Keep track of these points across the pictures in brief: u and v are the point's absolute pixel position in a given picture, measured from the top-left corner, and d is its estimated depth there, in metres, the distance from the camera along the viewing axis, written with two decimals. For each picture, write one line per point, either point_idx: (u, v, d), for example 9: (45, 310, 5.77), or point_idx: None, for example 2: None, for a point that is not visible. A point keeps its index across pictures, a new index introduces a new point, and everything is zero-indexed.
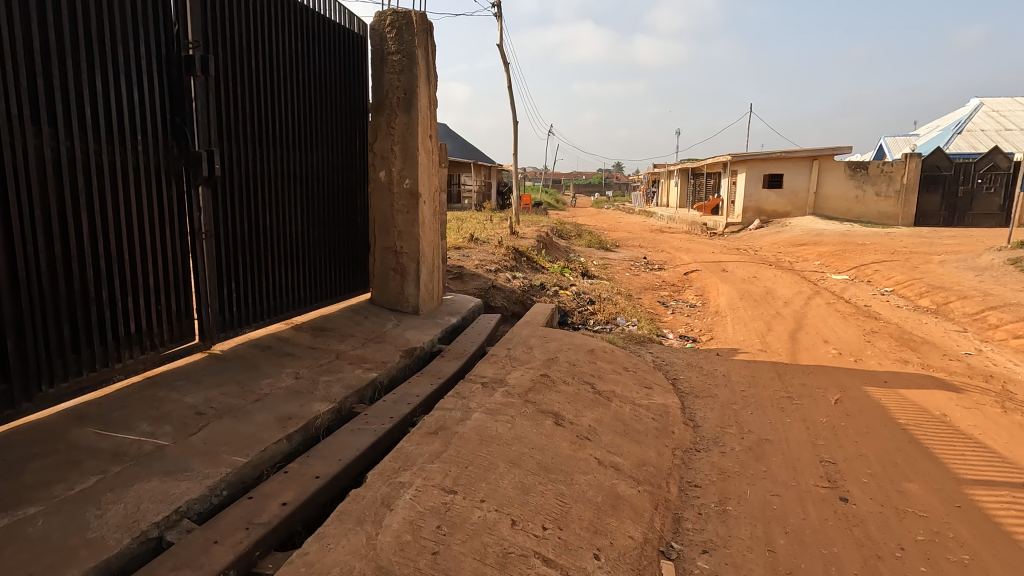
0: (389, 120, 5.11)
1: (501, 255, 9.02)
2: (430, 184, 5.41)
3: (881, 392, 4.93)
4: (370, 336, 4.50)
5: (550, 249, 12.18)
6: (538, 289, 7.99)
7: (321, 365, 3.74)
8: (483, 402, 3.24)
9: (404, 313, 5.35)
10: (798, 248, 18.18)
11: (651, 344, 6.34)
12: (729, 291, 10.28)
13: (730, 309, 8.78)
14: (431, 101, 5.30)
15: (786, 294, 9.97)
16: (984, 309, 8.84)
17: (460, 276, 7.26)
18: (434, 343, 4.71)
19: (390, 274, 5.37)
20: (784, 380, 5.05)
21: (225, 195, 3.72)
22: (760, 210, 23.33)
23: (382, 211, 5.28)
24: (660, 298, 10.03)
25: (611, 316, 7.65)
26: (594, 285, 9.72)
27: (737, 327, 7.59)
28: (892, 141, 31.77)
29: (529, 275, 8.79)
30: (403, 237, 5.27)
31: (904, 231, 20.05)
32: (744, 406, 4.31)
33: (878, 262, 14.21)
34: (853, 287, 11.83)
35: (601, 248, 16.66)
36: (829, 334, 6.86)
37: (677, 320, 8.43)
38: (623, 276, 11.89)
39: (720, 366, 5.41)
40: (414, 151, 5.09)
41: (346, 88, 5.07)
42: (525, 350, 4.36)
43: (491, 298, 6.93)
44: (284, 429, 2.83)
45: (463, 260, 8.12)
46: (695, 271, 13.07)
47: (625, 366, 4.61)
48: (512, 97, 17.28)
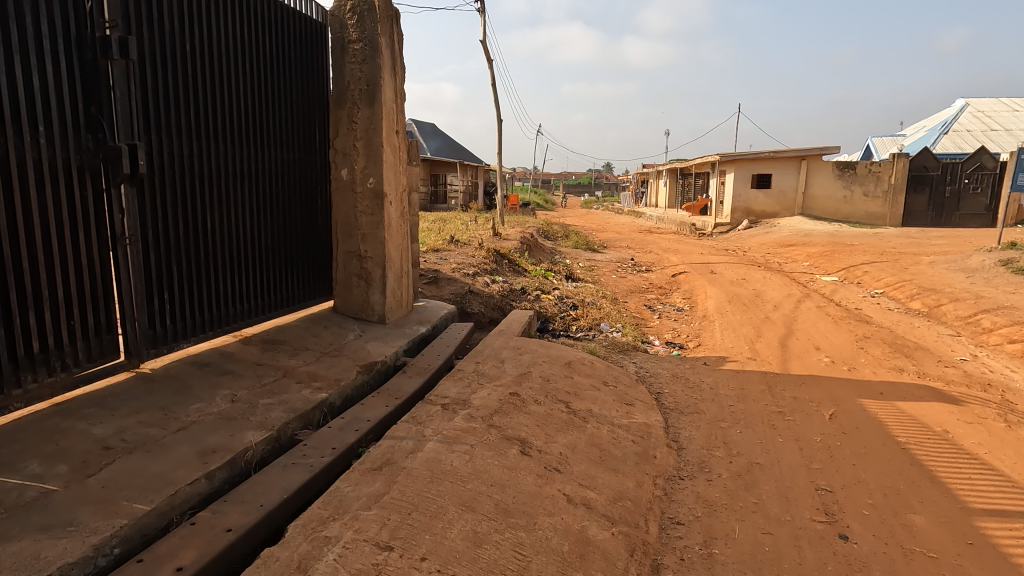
0: (351, 114, 4.74)
1: (481, 258, 8.65)
2: (397, 183, 5.05)
3: (878, 405, 4.63)
4: (326, 350, 4.12)
5: (534, 250, 11.84)
6: (518, 294, 7.64)
7: (265, 385, 3.35)
8: (440, 429, 2.87)
9: (369, 321, 4.98)
10: (786, 249, 17.99)
11: (635, 353, 6.01)
12: (717, 293, 9.99)
13: (718, 313, 8.49)
14: (396, 93, 4.95)
15: (776, 296, 9.70)
16: (977, 312, 8.63)
17: (435, 281, 6.89)
18: (398, 356, 4.34)
19: (354, 280, 4.99)
20: (774, 392, 4.73)
21: (155, 194, 3.33)
22: (748, 210, 23.20)
23: (345, 213, 4.91)
24: (647, 302, 9.72)
25: (594, 322, 7.31)
26: (579, 289, 9.38)
27: (725, 333, 7.28)
28: (880, 141, 31.82)
29: (510, 278, 8.45)
30: (367, 240, 4.90)
31: (892, 231, 19.95)
32: (733, 424, 3.98)
33: (867, 263, 14.03)
34: (843, 288, 11.62)
35: (588, 250, 16.34)
36: (820, 340, 6.58)
37: (663, 325, 8.12)
38: (609, 278, 11.58)
39: (707, 377, 5.08)
40: (378, 148, 4.73)
41: (304, 78, 4.69)
42: (495, 364, 4.00)
43: (467, 304, 6.57)
44: (204, 466, 2.44)
45: (439, 263, 7.76)
46: (683, 273, 12.78)
47: (605, 380, 4.27)
48: (497, 96, 16.92)
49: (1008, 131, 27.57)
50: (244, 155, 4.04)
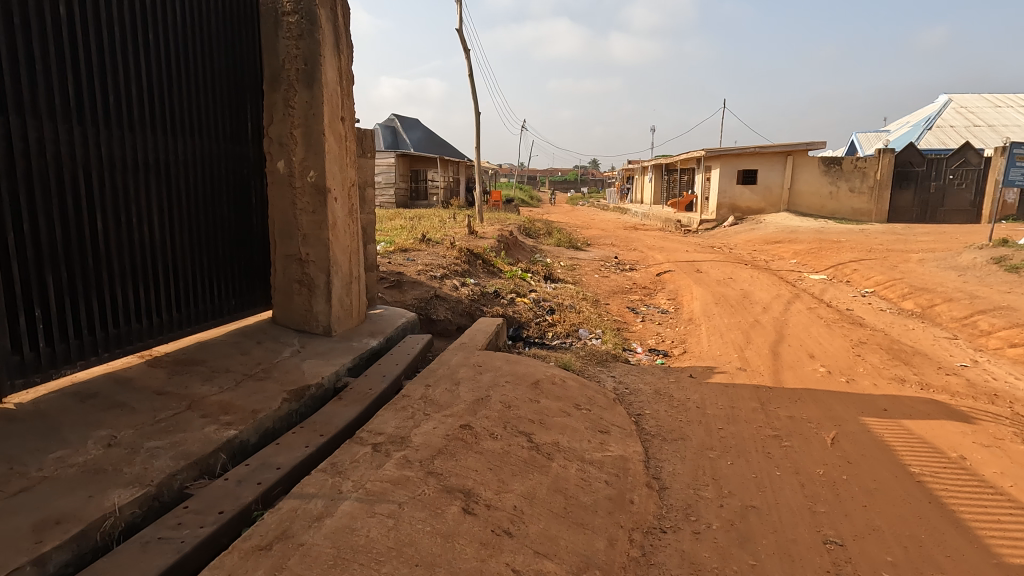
0: (287, 98, 4.14)
1: (452, 258, 8.07)
2: (344, 176, 4.46)
3: (883, 424, 4.15)
4: (251, 371, 3.52)
5: (512, 249, 11.28)
6: (491, 297, 7.09)
7: (159, 421, 2.76)
8: (363, 481, 2.30)
9: (313, 334, 4.40)
10: (773, 246, 17.65)
11: (615, 363, 5.49)
12: (703, 294, 9.52)
13: (705, 316, 8.00)
14: (342, 75, 4.35)
15: (764, 297, 9.24)
16: (973, 313, 8.24)
17: (398, 284, 6.32)
18: (338, 376, 3.76)
19: (294, 287, 4.39)
20: (768, 411, 4.23)
21: (15, 189, 2.72)
22: (734, 206, 22.87)
23: (283, 211, 4.31)
24: (630, 303, 9.22)
25: (573, 328, 6.78)
26: (558, 290, 8.84)
27: (712, 338, 6.79)
28: (864, 136, 31.73)
29: (484, 280, 7.89)
30: (308, 241, 4.31)
31: (879, 227, 19.70)
32: (724, 453, 3.46)
33: (856, 260, 13.68)
34: (832, 288, 11.22)
35: (571, 248, 15.82)
36: (814, 347, 6.10)
37: (647, 330, 7.61)
38: (590, 278, 11.07)
39: (694, 393, 4.56)
40: (320, 137, 4.15)
41: (230, 56, 4.08)
42: (448, 386, 3.44)
43: (432, 311, 6.02)
44: (36, 547, 1.85)
45: (404, 265, 7.18)
46: (668, 272, 12.30)
47: (577, 402, 3.73)
48: (475, 88, 16.27)
49: (990, 127, 27.57)
50: (150, 143, 3.43)
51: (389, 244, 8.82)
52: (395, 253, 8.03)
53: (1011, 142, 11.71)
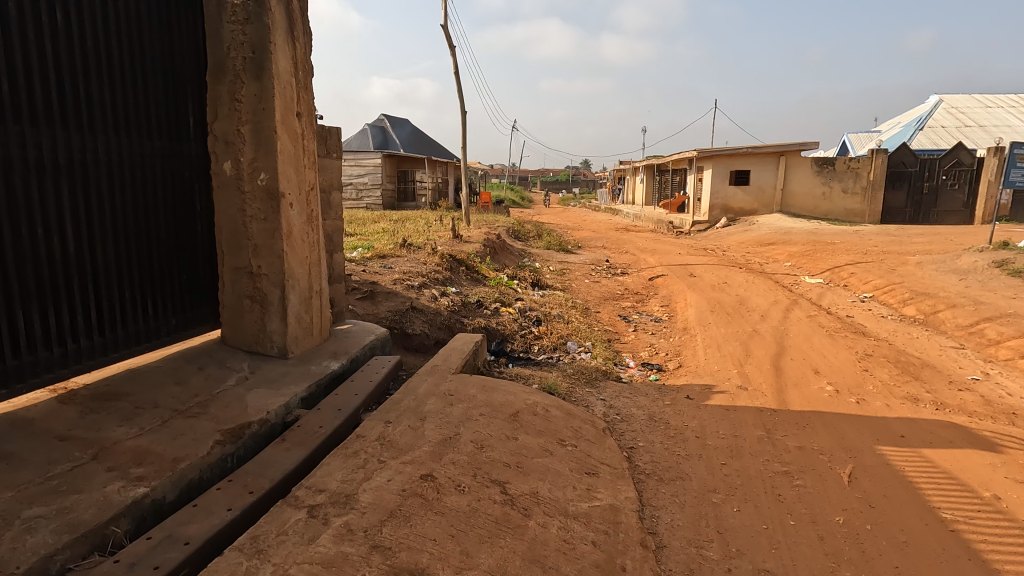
0: (233, 90, 3.66)
1: (432, 265, 7.60)
2: (301, 179, 3.97)
3: (902, 455, 3.72)
4: (184, 406, 3.04)
5: (499, 253, 10.81)
6: (473, 307, 6.64)
7: (51, 479, 2.27)
8: (287, 565, 1.84)
9: (266, 357, 3.92)
10: (767, 248, 17.31)
11: (605, 382, 5.04)
12: (698, 301, 9.10)
13: (700, 325, 7.58)
14: (299, 65, 3.87)
15: (762, 304, 8.84)
16: (979, 320, 7.88)
17: (371, 295, 5.86)
18: (288, 408, 3.28)
19: (245, 303, 3.91)
20: (775, 440, 3.79)
21: None
22: (727, 208, 22.55)
23: (230, 218, 3.82)
24: (622, 311, 8.77)
25: (561, 341, 6.33)
26: (546, 298, 8.38)
27: (709, 351, 6.37)
28: (855, 136, 31.58)
29: (467, 288, 7.43)
30: (259, 252, 3.83)
31: (872, 229, 19.42)
32: (729, 498, 3.03)
33: (852, 263, 13.35)
34: (829, 292, 10.86)
35: (561, 251, 15.38)
36: (818, 361, 5.69)
37: (640, 341, 7.18)
38: (580, 283, 10.63)
39: (692, 419, 4.12)
40: (271, 135, 3.67)
41: (168, 42, 3.59)
42: (411, 423, 2.97)
43: (407, 325, 5.58)
44: None
45: (380, 273, 6.72)
46: (661, 276, 11.87)
47: (562, 436, 3.28)
48: (461, 87, 15.78)
49: (981, 127, 27.47)
50: (58, 142, 2.94)
51: (366, 250, 8.33)
52: (372, 260, 7.56)
53: (1011, 142, 11.40)
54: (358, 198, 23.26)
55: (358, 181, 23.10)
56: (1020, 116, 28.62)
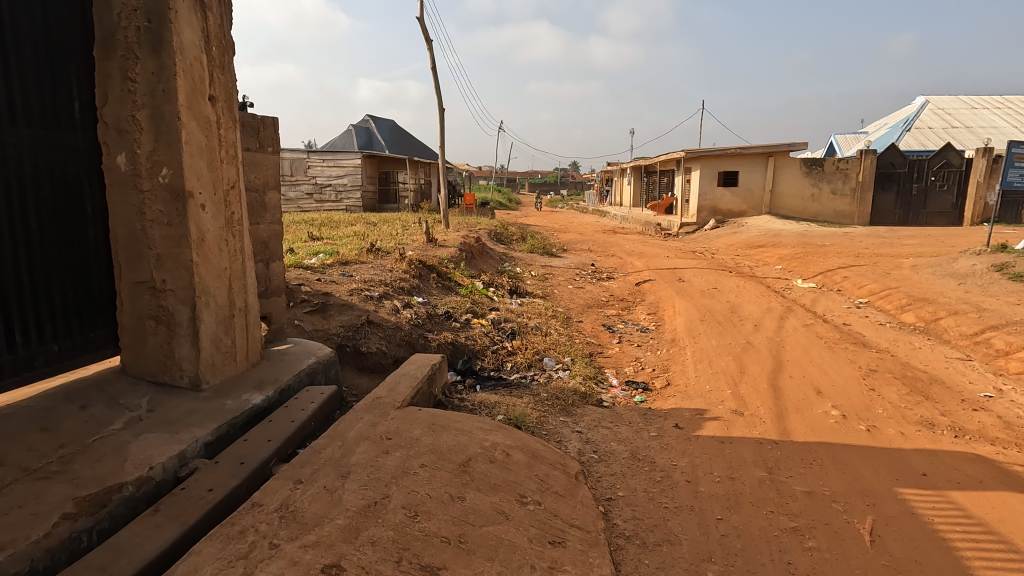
0: (126, 67, 3.01)
1: (399, 272, 6.97)
2: (218, 176, 3.33)
3: (928, 500, 3.16)
4: (39, 464, 2.39)
5: (476, 258, 10.17)
6: (440, 319, 6.01)
7: None
8: None
9: (174, 388, 3.28)
10: (756, 251, 16.87)
11: (583, 408, 4.43)
12: (687, 308, 8.56)
13: (690, 336, 7.01)
14: (212, 38, 3.23)
15: (754, 311, 8.31)
16: (984, 329, 7.40)
17: (322, 308, 5.22)
18: (182, 459, 2.63)
19: (147, 324, 3.25)
20: (779, 483, 3.21)
21: None
22: (715, 209, 22.11)
23: (128, 223, 3.17)
24: (606, 320, 8.19)
25: (537, 357, 5.71)
26: (524, 307, 7.76)
27: (700, 366, 5.79)
28: (842, 137, 31.39)
29: (436, 297, 6.80)
30: (163, 263, 3.18)
31: (862, 231, 19.08)
32: (728, 571, 2.44)
33: (845, 266, 12.91)
34: (823, 298, 10.38)
35: (545, 254, 14.79)
36: (819, 380, 5.13)
37: (624, 354, 6.59)
38: (563, 290, 10.05)
39: (681, 456, 3.52)
40: (173, 121, 3.03)
41: (43, 8, 2.92)
42: (328, 483, 2.34)
43: (361, 343, 4.95)
44: None
45: (337, 281, 6.07)
46: (649, 282, 11.32)
47: (523, 490, 2.66)
48: (440, 84, 15.17)
49: (968, 129, 27.36)
50: None
51: (329, 255, 7.68)
52: (332, 266, 6.91)
53: (1009, 142, 11.00)
54: (337, 200, 22.50)
55: (337, 182, 22.35)
56: (1005, 117, 28.57)
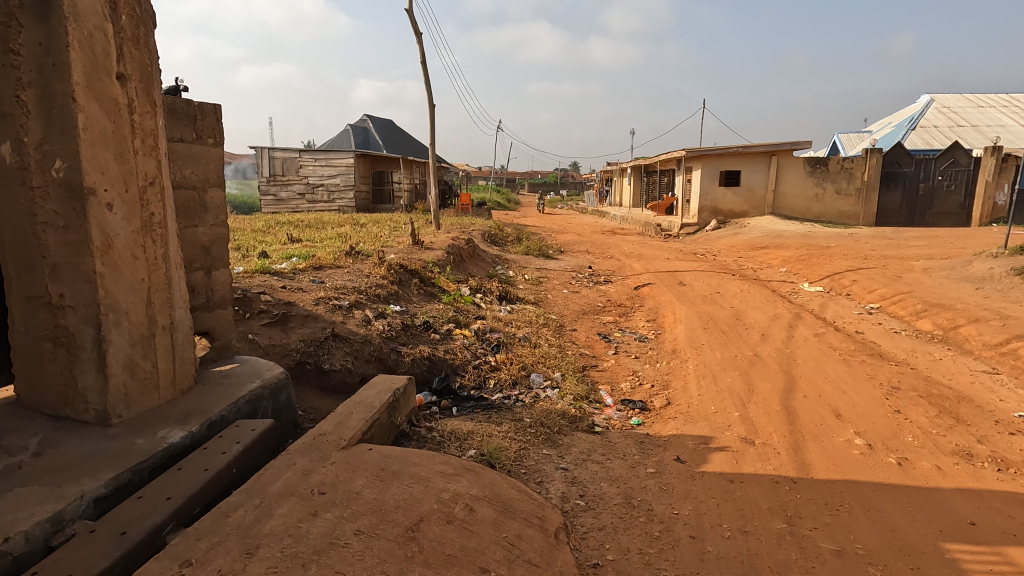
0: (7, 37, 2.48)
1: (377, 278, 6.42)
2: (131, 169, 2.79)
3: (981, 561, 2.61)
4: None
5: (466, 261, 9.61)
6: (418, 330, 5.46)
7: None
8: None
9: (77, 424, 2.74)
10: (759, 253, 16.32)
11: (572, 435, 3.89)
12: (688, 315, 8.01)
13: (692, 346, 6.46)
14: (121, 5, 2.70)
15: (761, 319, 7.76)
16: (1010, 338, 6.85)
17: (282, 319, 4.68)
18: (58, 523, 2.10)
19: (44, 348, 2.71)
20: (801, 539, 2.66)
21: None
22: (716, 209, 21.54)
23: (17, 227, 2.64)
24: (602, 328, 7.63)
25: (523, 373, 5.16)
26: (514, 315, 7.19)
27: (704, 383, 5.24)
28: (846, 137, 30.83)
29: (416, 305, 6.24)
30: (60, 274, 2.64)
31: (868, 232, 18.53)
32: None
33: (853, 269, 12.35)
34: (832, 304, 9.85)
35: (541, 256, 14.24)
36: (837, 402, 4.59)
37: (621, 367, 6.04)
38: (557, 294, 9.50)
39: (683, 501, 2.98)
40: (66, 103, 2.50)
41: None
42: (225, 565, 1.81)
43: (323, 359, 4.41)
44: None
45: (305, 288, 5.52)
46: (648, 286, 10.78)
47: (485, 561, 2.12)
48: (432, 79, 14.59)
49: (975, 127, 26.82)
50: None
51: (302, 258, 7.14)
52: (304, 271, 6.36)
53: None
54: (329, 200, 21.94)
55: (329, 182, 21.80)
56: (1012, 116, 28.02)
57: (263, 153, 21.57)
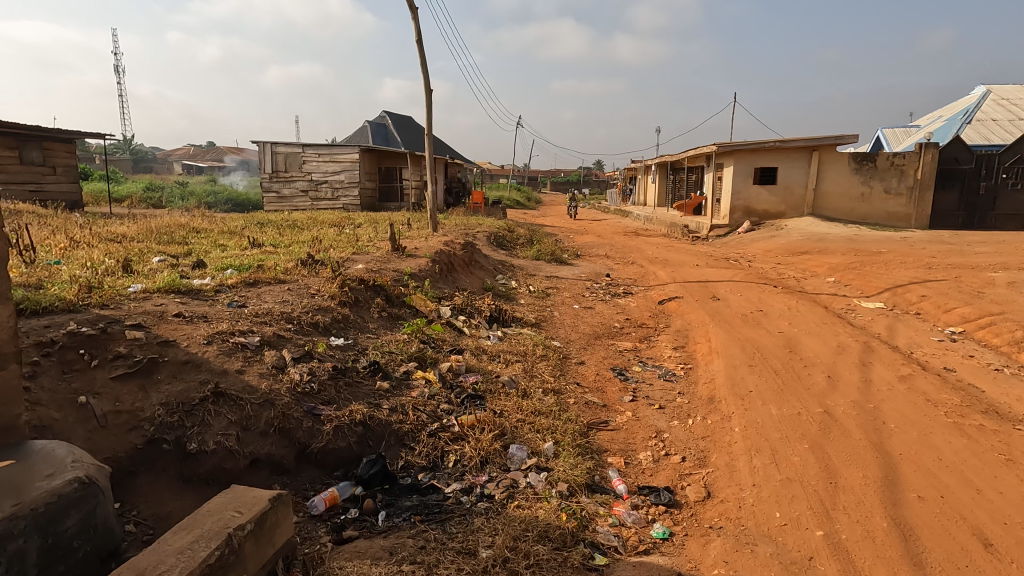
0: None
1: (322, 298, 4.96)
2: None
3: None
4: None
5: (457, 271, 8.13)
6: (360, 377, 3.97)
7: None
8: None
9: None
10: (799, 259, 14.47)
11: None
12: (727, 344, 6.39)
13: (736, 394, 4.84)
14: None
15: (822, 351, 6.08)
16: None
17: (147, 369, 3.24)
18: None
19: None
20: None
21: None
22: (750, 209, 19.61)
23: None
24: (617, 360, 6.06)
25: (500, 443, 3.65)
26: (505, 345, 5.65)
27: (759, 462, 3.65)
28: (892, 132, 28.48)
29: (369, 336, 4.75)
30: None
31: (923, 236, 16.49)
32: None
33: (917, 282, 10.51)
34: (900, 326, 8.09)
35: (554, 261, 12.68)
36: (974, 514, 2.97)
37: (640, 424, 4.47)
38: (566, 311, 7.97)
39: None
40: None
41: None
42: None
43: (190, 436, 2.96)
44: None
45: (210, 316, 4.08)
46: (675, 300, 9.15)
47: None
48: (433, 63, 13.08)
49: None
50: None
51: (241, 270, 5.72)
52: (229, 288, 4.95)
53: None
54: (333, 197, 20.66)
55: (334, 178, 20.54)
56: None
57: (265, 148, 20.52)
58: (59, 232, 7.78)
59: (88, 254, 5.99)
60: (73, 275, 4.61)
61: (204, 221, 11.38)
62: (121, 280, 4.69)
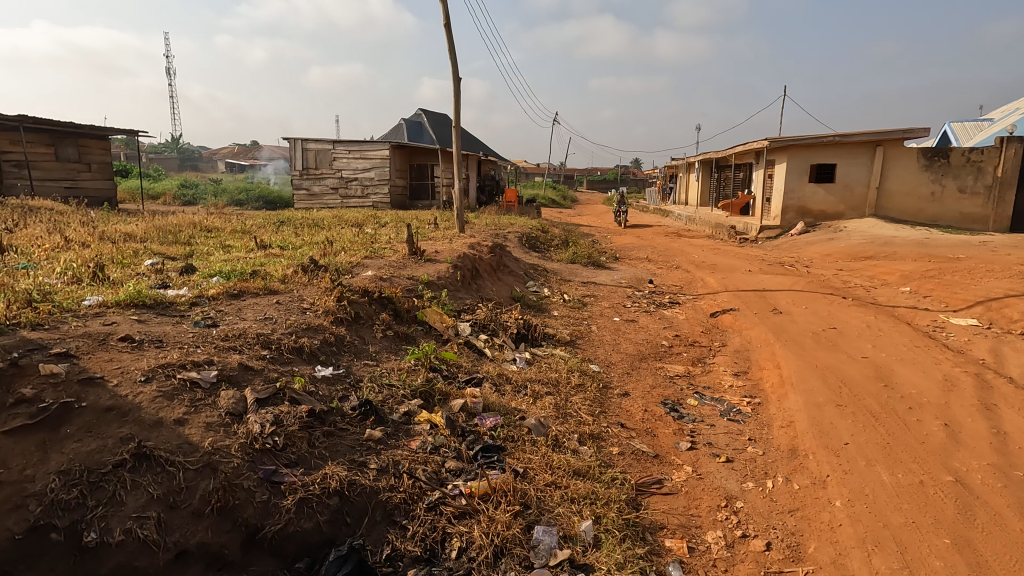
0: None
1: (313, 314, 4.12)
2: None
3: None
4: None
5: (482, 277, 7.24)
6: (345, 424, 3.10)
7: None
8: None
9: None
10: (865, 265, 13.01)
11: None
12: (803, 372, 5.27)
13: (826, 448, 3.77)
14: None
15: (925, 386, 4.90)
16: None
17: (55, 418, 2.43)
18: None
19: None
20: None
21: None
22: (804, 209, 18.06)
23: None
24: (668, 390, 5.04)
25: (521, 525, 2.73)
26: (533, 372, 4.71)
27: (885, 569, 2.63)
28: (960, 125, 26.18)
29: (366, 363, 3.90)
30: None
31: (1006, 239, 14.70)
32: None
33: (1014, 295, 9.04)
34: (1007, 350, 6.75)
35: (591, 266, 11.65)
36: None
37: (704, 486, 3.45)
38: (605, 325, 6.97)
39: None
40: None
41: None
42: None
43: (92, 521, 2.14)
44: None
45: (166, 341, 3.29)
46: (729, 312, 8.01)
47: None
48: (463, 51, 12.16)
49: None
50: None
51: (230, 278, 4.95)
52: (207, 301, 4.18)
53: None
54: (363, 195, 20.13)
55: (363, 176, 20.02)
56: None
57: (296, 144, 20.04)
58: (60, 231, 7.25)
59: (70, 256, 5.34)
60: (26, 283, 3.91)
61: (223, 219, 10.82)
62: (80, 291, 3.96)
